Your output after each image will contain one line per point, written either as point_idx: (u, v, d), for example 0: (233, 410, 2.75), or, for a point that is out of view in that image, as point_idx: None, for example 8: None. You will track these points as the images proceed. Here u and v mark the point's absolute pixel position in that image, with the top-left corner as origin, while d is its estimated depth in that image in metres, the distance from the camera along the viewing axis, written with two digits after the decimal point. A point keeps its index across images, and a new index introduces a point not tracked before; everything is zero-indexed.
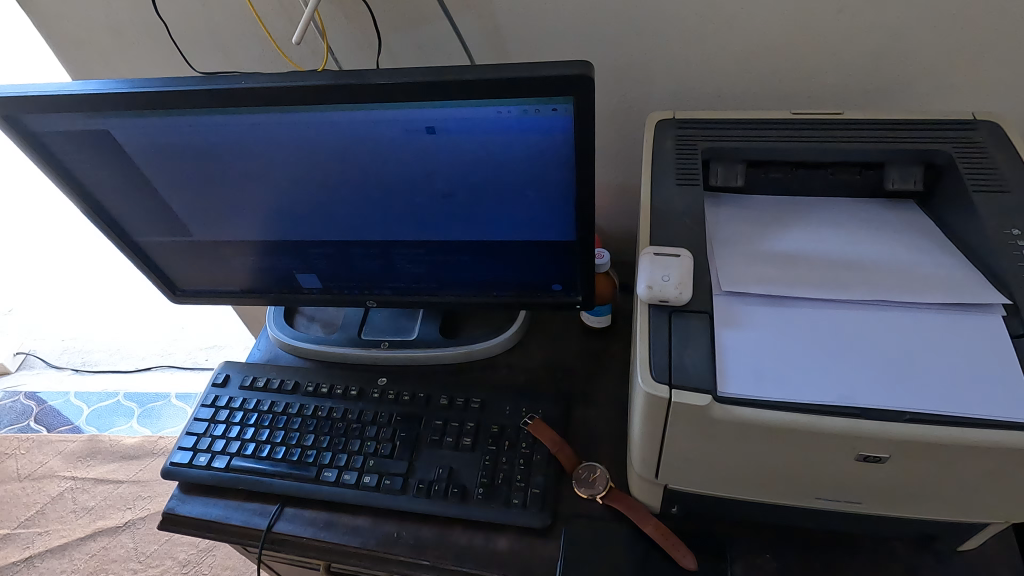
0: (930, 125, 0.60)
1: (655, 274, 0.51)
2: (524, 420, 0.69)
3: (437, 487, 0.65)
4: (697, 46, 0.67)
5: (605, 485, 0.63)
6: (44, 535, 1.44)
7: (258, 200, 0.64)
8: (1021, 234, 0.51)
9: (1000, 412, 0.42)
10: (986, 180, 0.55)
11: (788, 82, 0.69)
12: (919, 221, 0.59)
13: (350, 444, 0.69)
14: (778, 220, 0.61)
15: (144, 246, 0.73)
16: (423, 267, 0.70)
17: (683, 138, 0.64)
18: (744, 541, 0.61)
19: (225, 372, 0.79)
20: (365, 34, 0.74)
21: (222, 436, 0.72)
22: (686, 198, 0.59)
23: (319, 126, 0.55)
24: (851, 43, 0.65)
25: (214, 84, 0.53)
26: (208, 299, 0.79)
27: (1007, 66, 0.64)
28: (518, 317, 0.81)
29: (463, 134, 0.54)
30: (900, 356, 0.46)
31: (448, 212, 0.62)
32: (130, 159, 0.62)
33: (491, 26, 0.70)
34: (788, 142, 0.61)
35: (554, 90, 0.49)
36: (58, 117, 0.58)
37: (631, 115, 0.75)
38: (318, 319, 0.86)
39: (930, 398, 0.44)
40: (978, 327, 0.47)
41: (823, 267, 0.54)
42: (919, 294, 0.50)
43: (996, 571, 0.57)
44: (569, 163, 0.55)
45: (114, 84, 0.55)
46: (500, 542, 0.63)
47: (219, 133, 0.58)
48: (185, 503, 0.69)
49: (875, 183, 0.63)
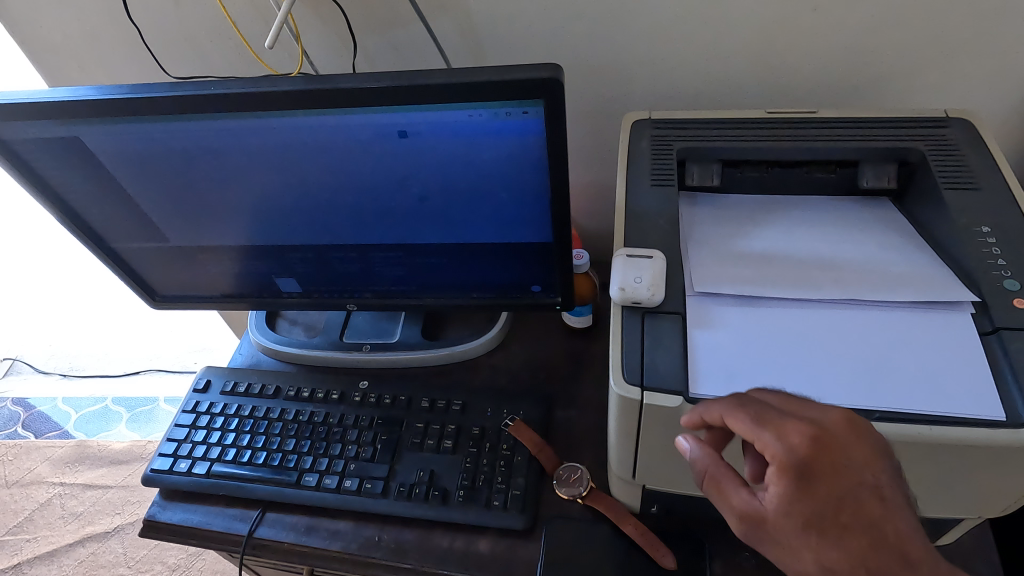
0: (903, 123, 0.61)
1: (628, 276, 0.51)
2: (505, 422, 0.69)
3: (418, 490, 0.65)
4: (674, 45, 0.67)
5: (587, 485, 0.63)
6: (32, 542, 1.43)
7: (234, 206, 0.64)
8: (990, 230, 0.51)
9: (968, 409, 0.43)
10: (957, 176, 0.56)
11: (764, 82, 0.69)
12: (893, 219, 0.60)
13: (331, 449, 0.69)
14: (754, 219, 0.61)
15: (121, 252, 0.72)
16: (401, 270, 0.70)
17: (659, 139, 0.64)
18: (723, 539, 0.61)
19: (207, 377, 0.79)
20: (341, 36, 0.73)
21: (203, 442, 0.72)
22: (661, 199, 0.59)
23: (293, 131, 0.55)
24: (825, 42, 0.65)
25: (184, 90, 0.53)
26: (188, 305, 0.79)
27: (979, 63, 0.64)
28: (500, 318, 0.81)
29: (436, 137, 0.54)
30: (871, 355, 0.47)
31: (425, 214, 0.62)
32: (103, 166, 0.61)
33: (467, 29, 0.70)
34: (763, 141, 0.61)
35: (525, 93, 0.49)
36: (27, 125, 0.58)
37: (609, 115, 0.75)
38: (301, 322, 0.86)
39: (899, 396, 0.44)
40: (948, 324, 0.48)
41: (797, 266, 0.54)
42: (891, 292, 0.50)
43: (969, 566, 0.57)
44: (542, 166, 0.55)
45: (83, 90, 0.54)
46: (481, 544, 0.63)
47: (192, 139, 0.57)
48: (166, 510, 0.69)
49: (850, 181, 0.63)
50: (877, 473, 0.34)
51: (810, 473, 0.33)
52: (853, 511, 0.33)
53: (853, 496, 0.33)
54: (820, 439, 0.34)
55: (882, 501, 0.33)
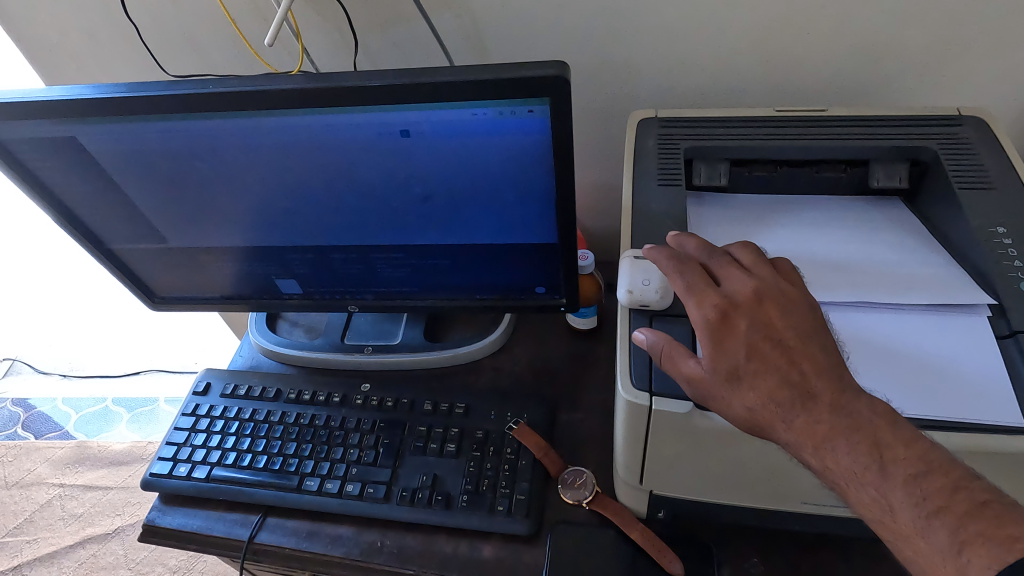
0: (915, 121, 0.60)
1: (635, 278, 0.50)
2: (509, 426, 0.68)
3: (421, 495, 0.64)
4: (680, 42, 0.66)
5: (592, 489, 0.62)
6: (32, 543, 1.42)
7: (233, 206, 0.63)
8: (1006, 231, 0.50)
9: (987, 416, 0.42)
10: (971, 175, 0.54)
11: (772, 80, 0.68)
12: (905, 219, 0.59)
13: (332, 452, 0.68)
14: (763, 219, 0.60)
15: (118, 253, 0.71)
16: (404, 271, 0.69)
17: (665, 137, 0.63)
18: (732, 544, 0.60)
19: (206, 380, 0.78)
20: (342, 34, 0.72)
21: (203, 446, 0.71)
22: (668, 199, 0.58)
23: (292, 130, 0.54)
24: (834, 39, 0.64)
25: (181, 88, 0.52)
26: (187, 306, 0.78)
27: (992, 60, 0.63)
28: (504, 319, 0.80)
29: (439, 137, 0.53)
30: (885, 359, 0.46)
31: (428, 215, 0.61)
32: (99, 166, 0.60)
33: (469, 26, 0.69)
34: (772, 140, 0.60)
35: (530, 91, 0.48)
36: (23, 125, 0.57)
37: (614, 114, 0.74)
38: (301, 323, 0.85)
39: (915, 403, 0.43)
40: (964, 328, 0.47)
41: (808, 267, 0.53)
42: (904, 294, 0.49)
43: None
44: (548, 165, 0.54)
45: (79, 89, 0.53)
46: (485, 550, 0.62)
47: (190, 139, 0.56)
48: (165, 515, 0.68)
49: (860, 180, 0.62)
50: (782, 321, 0.43)
51: (726, 328, 0.43)
52: (760, 357, 0.42)
53: (756, 345, 0.42)
54: (731, 303, 0.44)
55: (782, 346, 0.42)
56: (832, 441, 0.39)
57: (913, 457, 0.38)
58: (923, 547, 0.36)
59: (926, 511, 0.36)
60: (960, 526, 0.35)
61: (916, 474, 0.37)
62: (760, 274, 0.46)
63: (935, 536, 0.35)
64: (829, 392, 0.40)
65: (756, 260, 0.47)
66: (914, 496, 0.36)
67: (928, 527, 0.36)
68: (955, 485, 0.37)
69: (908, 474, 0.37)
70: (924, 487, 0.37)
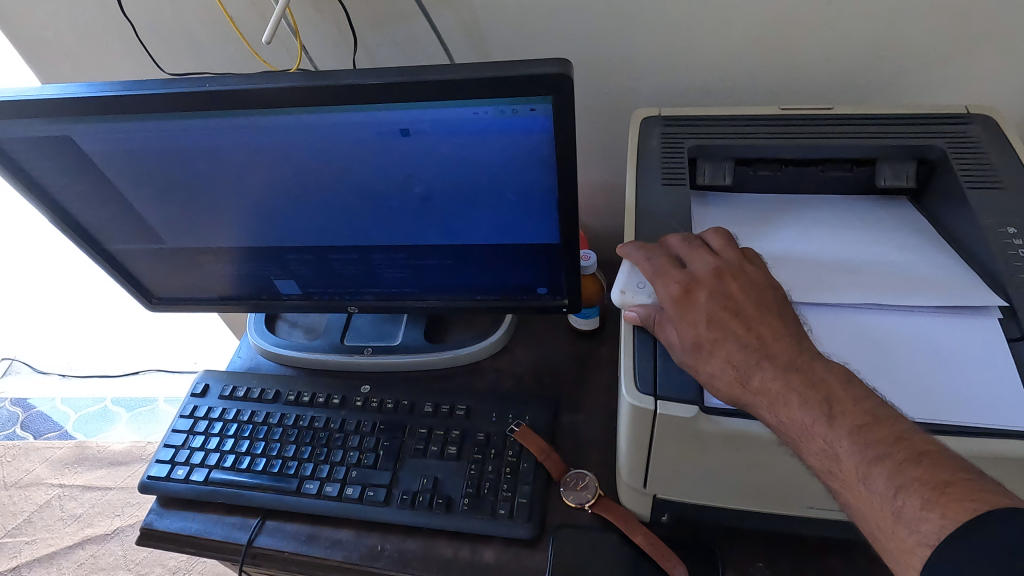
0: (923, 120, 0.59)
1: (631, 281, 0.51)
2: (510, 428, 0.67)
3: (422, 498, 0.63)
4: (684, 40, 0.65)
5: (594, 493, 0.61)
6: (31, 544, 1.42)
7: (231, 206, 0.62)
8: (1016, 232, 0.49)
9: (999, 421, 0.41)
10: (981, 175, 0.54)
11: (776, 77, 0.67)
12: (913, 219, 0.58)
13: (332, 455, 0.68)
14: (768, 219, 0.59)
15: (116, 253, 0.71)
16: (404, 271, 0.68)
17: (669, 136, 0.62)
18: (736, 548, 0.59)
19: (205, 381, 0.77)
20: (341, 31, 0.71)
21: (201, 448, 0.70)
22: (672, 199, 0.57)
23: (291, 129, 0.53)
24: (841, 36, 0.63)
25: (177, 87, 0.51)
26: (185, 307, 0.77)
27: (1000, 57, 0.62)
28: (505, 320, 0.79)
29: (439, 136, 0.52)
30: (895, 362, 0.45)
31: (428, 215, 0.60)
32: (95, 165, 0.60)
33: (470, 23, 0.68)
34: (777, 139, 0.59)
35: (532, 90, 0.47)
36: (17, 125, 0.56)
37: (617, 112, 0.73)
38: (301, 324, 0.84)
39: (925, 407, 0.42)
40: (975, 331, 0.46)
41: (814, 268, 0.52)
42: (913, 296, 0.48)
43: None
44: (549, 165, 0.53)
45: (73, 88, 0.52)
46: (487, 554, 0.61)
47: (186, 138, 0.55)
48: (163, 518, 0.68)
49: (867, 179, 0.61)
50: (742, 294, 0.46)
51: (690, 302, 0.47)
52: (721, 325, 0.45)
53: (718, 315, 0.46)
54: (695, 280, 0.48)
55: (741, 315, 0.45)
56: (784, 396, 0.41)
57: (861, 410, 0.40)
58: (866, 493, 0.38)
59: (869, 457, 0.38)
60: (898, 472, 0.37)
61: (861, 425, 0.39)
62: (727, 255, 0.49)
63: (876, 481, 0.38)
64: (786, 353, 0.43)
65: (725, 244, 0.50)
66: (858, 444, 0.39)
67: (869, 472, 0.38)
68: (899, 436, 0.39)
69: (854, 425, 0.39)
70: (869, 437, 0.39)
